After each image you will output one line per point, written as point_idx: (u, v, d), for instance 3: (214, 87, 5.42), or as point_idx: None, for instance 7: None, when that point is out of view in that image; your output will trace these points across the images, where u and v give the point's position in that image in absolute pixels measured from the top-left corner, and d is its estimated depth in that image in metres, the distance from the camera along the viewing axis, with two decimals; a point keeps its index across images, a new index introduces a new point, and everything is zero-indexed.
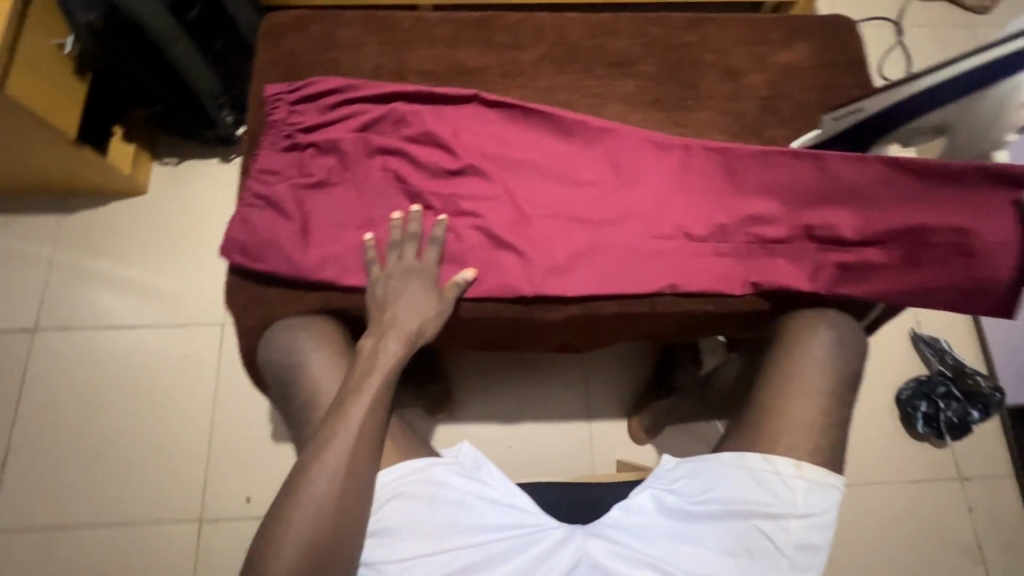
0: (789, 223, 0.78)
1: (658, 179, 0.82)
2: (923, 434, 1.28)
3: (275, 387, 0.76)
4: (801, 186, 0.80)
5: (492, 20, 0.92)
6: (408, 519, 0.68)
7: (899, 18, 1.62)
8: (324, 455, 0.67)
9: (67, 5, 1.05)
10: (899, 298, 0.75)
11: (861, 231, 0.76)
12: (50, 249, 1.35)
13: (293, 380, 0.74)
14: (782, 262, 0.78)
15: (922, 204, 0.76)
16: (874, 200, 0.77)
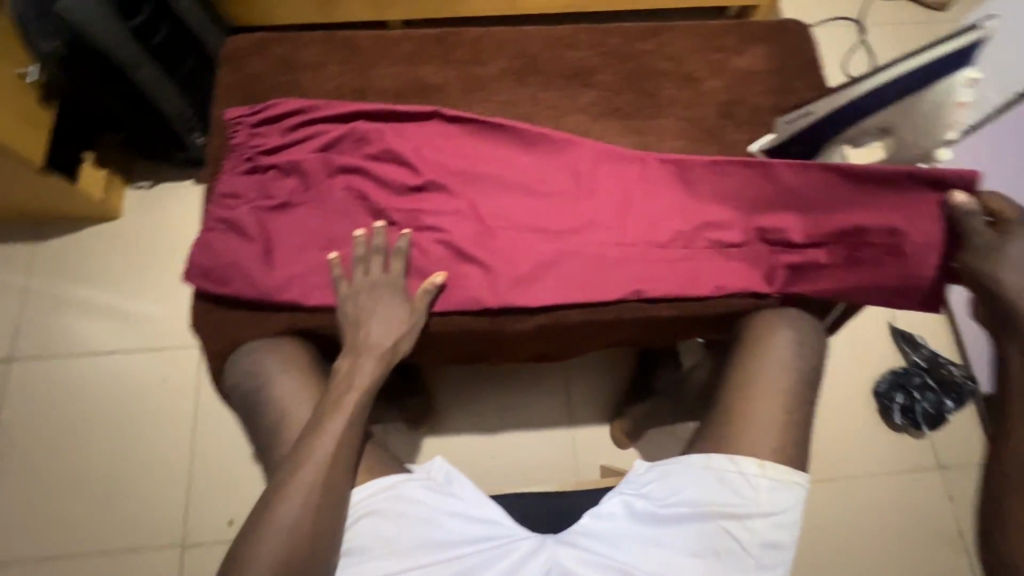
0: (742, 229, 0.80)
1: (618, 188, 0.84)
2: (902, 425, 1.29)
3: (245, 409, 0.76)
4: (751, 192, 0.81)
5: (451, 36, 0.93)
6: (378, 537, 0.68)
7: (860, 18, 1.65)
8: (291, 476, 0.67)
9: (30, 37, 1.06)
10: (843, 298, 0.78)
11: (808, 234, 0.79)
12: (22, 277, 1.34)
13: (262, 402, 0.75)
14: (738, 267, 0.80)
15: (861, 206, 0.78)
16: (820, 203, 0.79)
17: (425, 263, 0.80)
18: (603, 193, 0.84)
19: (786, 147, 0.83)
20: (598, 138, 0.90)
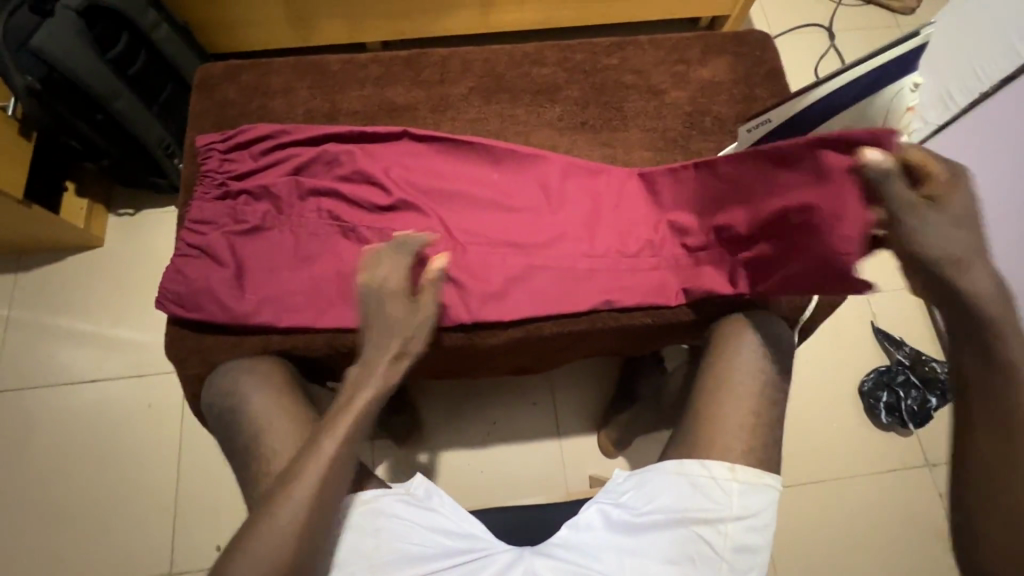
0: (705, 232, 0.82)
1: (584, 201, 0.86)
2: (888, 424, 1.30)
3: (219, 431, 0.76)
4: (707, 195, 0.82)
5: (418, 58, 0.95)
6: (356, 553, 0.68)
7: (829, 24, 1.69)
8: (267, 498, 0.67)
9: (5, 71, 1.06)
10: (789, 288, 0.73)
11: (751, 230, 0.77)
12: (5, 308, 1.34)
13: (235, 424, 0.74)
14: (708, 270, 0.81)
15: (787, 188, 0.73)
16: (759, 193, 0.76)
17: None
18: (566, 205, 0.85)
19: None
20: (566, 151, 0.91)
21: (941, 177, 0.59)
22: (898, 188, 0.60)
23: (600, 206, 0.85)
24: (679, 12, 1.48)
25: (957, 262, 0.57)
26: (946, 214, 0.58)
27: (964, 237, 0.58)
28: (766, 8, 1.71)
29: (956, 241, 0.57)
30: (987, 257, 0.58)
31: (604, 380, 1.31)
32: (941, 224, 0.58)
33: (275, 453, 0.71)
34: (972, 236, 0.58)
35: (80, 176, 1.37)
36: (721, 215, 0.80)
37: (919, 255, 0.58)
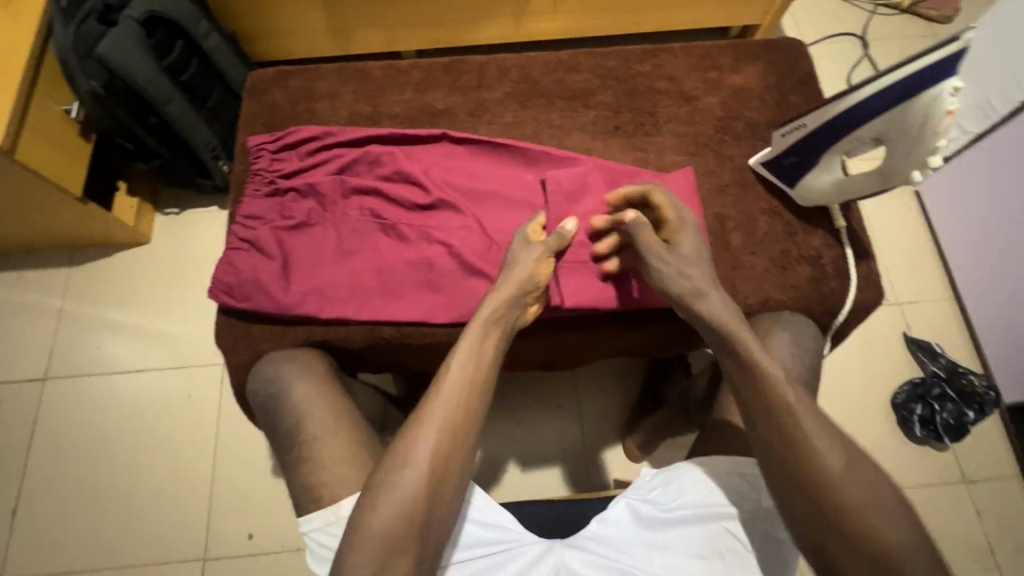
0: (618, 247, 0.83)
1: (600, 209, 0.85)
2: (922, 437, 1.27)
3: (263, 417, 0.80)
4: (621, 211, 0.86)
5: (457, 64, 0.98)
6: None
7: (862, 33, 1.68)
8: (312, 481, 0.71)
9: (71, 75, 1.12)
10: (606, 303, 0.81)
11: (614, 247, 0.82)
12: (60, 300, 1.42)
13: (279, 410, 0.78)
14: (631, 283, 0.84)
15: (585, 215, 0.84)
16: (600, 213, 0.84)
17: (434, 277, 0.83)
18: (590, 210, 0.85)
19: (783, 158, 0.86)
20: (599, 155, 0.93)
21: (684, 225, 0.79)
22: (645, 237, 0.77)
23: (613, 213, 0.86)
24: (710, 21, 1.49)
25: (690, 290, 0.74)
26: (683, 252, 0.77)
27: (695, 269, 0.76)
28: (798, 17, 1.71)
29: (692, 271, 0.75)
30: (711, 282, 0.75)
31: (628, 382, 1.31)
32: (682, 259, 0.76)
33: (316, 438, 0.74)
34: (702, 268, 0.76)
35: (130, 176, 1.43)
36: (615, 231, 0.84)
37: (665, 288, 0.76)
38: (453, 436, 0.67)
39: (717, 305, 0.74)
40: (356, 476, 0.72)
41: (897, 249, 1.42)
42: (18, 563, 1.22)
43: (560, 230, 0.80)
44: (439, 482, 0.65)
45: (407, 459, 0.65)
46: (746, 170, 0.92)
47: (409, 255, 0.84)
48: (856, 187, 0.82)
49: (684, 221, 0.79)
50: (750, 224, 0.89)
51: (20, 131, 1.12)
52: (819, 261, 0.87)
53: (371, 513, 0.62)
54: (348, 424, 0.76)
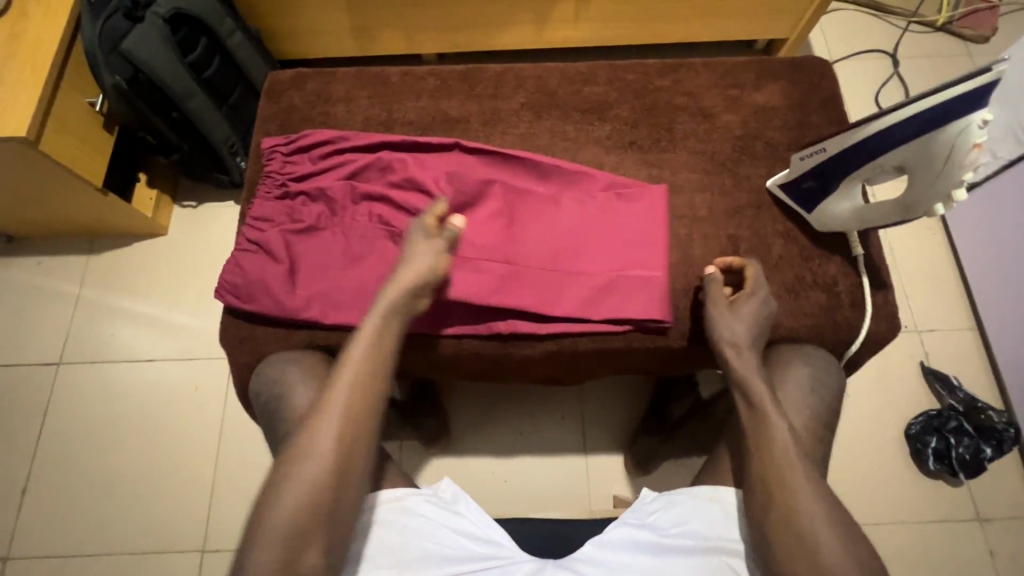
0: (506, 249, 0.84)
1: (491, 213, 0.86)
2: (936, 471, 1.23)
3: (263, 417, 0.80)
4: (511, 214, 0.87)
5: (474, 72, 0.98)
6: (381, 546, 0.69)
7: (892, 51, 1.64)
8: None
9: (96, 69, 1.14)
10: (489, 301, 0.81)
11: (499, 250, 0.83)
12: (77, 286, 1.45)
13: (278, 412, 0.78)
14: (520, 285, 0.83)
15: (477, 217, 0.85)
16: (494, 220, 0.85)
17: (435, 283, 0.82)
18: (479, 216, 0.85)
19: (801, 182, 0.84)
20: (612, 169, 0.92)
21: (761, 291, 0.81)
22: (715, 289, 0.82)
23: (504, 217, 0.86)
24: (735, 34, 1.47)
25: (729, 340, 0.78)
26: (750, 311, 0.79)
27: (744, 327, 0.78)
28: (827, 32, 1.67)
29: (743, 329, 0.78)
30: (753, 343, 0.78)
31: (634, 399, 1.29)
32: (740, 316, 0.79)
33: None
34: (754, 329, 0.79)
35: (151, 167, 1.46)
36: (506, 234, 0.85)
37: (712, 336, 0.80)
38: (354, 428, 0.68)
39: (750, 363, 0.77)
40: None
41: (918, 275, 1.37)
42: (25, 543, 1.25)
43: (451, 224, 0.79)
44: (344, 477, 0.66)
45: (308, 452, 0.65)
46: (763, 191, 0.90)
47: None
48: (874, 217, 0.80)
49: (762, 287, 0.81)
50: (764, 247, 0.87)
51: (46, 123, 1.15)
52: (834, 288, 0.84)
53: (271, 505, 0.62)
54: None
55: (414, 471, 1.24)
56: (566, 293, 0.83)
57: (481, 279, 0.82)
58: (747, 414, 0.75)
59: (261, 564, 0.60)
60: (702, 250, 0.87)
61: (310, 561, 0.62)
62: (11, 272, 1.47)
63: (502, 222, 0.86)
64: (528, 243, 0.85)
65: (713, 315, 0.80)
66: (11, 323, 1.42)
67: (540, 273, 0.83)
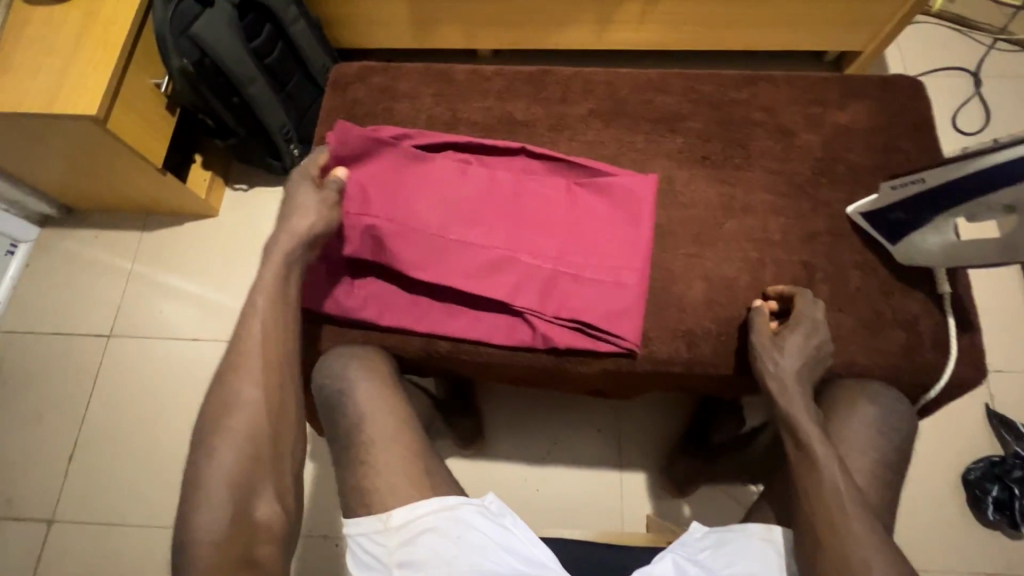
0: (400, 209, 0.82)
1: (385, 169, 0.84)
2: (994, 521, 1.15)
3: (323, 412, 0.79)
4: (409, 174, 0.85)
5: (542, 74, 0.95)
6: (437, 557, 0.66)
7: (976, 69, 1.54)
8: (364, 485, 0.71)
9: (164, 51, 1.15)
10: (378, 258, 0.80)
11: (394, 211, 0.82)
12: (130, 261, 1.48)
13: (340, 409, 0.77)
14: (405, 244, 0.81)
15: (374, 175, 0.84)
16: (389, 177, 0.84)
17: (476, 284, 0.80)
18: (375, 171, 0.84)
19: (888, 213, 0.79)
20: (682, 185, 0.88)
21: (815, 322, 0.77)
22: (761, 320, 0.78)
23: (400, 178, 0.84)
24: (807, 44, 1.40)
25: (774, 375, 0.75)
26: (799, 343, 0.75)
27: (791, 361, 0.75)
28: (903, 46, 1.58)
29: (791, 362, 0.75)
30: (801, 378, 0.75)
31: (674, 418, 1.25)
32: (789, 348, 0.75)
33: (373, 442, 0.73)
34: (802, 363, 0.75)
35: (207, 150, 1.48)
36: (399, 193, 0.83)
37: (757, 368, 0.77)
38: (275, 389, 0.72)
39: (798, 399, 0.73)
40: (407, 488, 0.70)
41: (989, 312, 1.29)
42: (69, 508, 1.29)
43: (334, 176, 0.81)
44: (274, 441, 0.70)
45: (260, 423, 0.70)
46: (842, 218, 0.85)
47: (460, 261, 0.81)
48: (970, 255, 0.74)
49: (818, 318, 0.77)
50: (840, 277, 0.82)
51: (114, 102, 1.17)
52: (915, 326, 0.79)
53: (242, 484, 0.66)
54: (409, 435, 0.75)
55: (455, 468, 1.23)
56: (452, 261, 0.81)
57: (371, 237, 0.81)
58: (793, 449, 0.72)
59: (209, 521, 0.64)
60: (773, 276, 0.83)
61: (264, 510, 0.67)
62: (70, 243, 1.51)
63: (397, 181, 0.84)
64: (421, 203, 0.83)
65: (759, 347, 0.77)
66: (67, 294, 1.46)
67: (432, 236, 0.82)
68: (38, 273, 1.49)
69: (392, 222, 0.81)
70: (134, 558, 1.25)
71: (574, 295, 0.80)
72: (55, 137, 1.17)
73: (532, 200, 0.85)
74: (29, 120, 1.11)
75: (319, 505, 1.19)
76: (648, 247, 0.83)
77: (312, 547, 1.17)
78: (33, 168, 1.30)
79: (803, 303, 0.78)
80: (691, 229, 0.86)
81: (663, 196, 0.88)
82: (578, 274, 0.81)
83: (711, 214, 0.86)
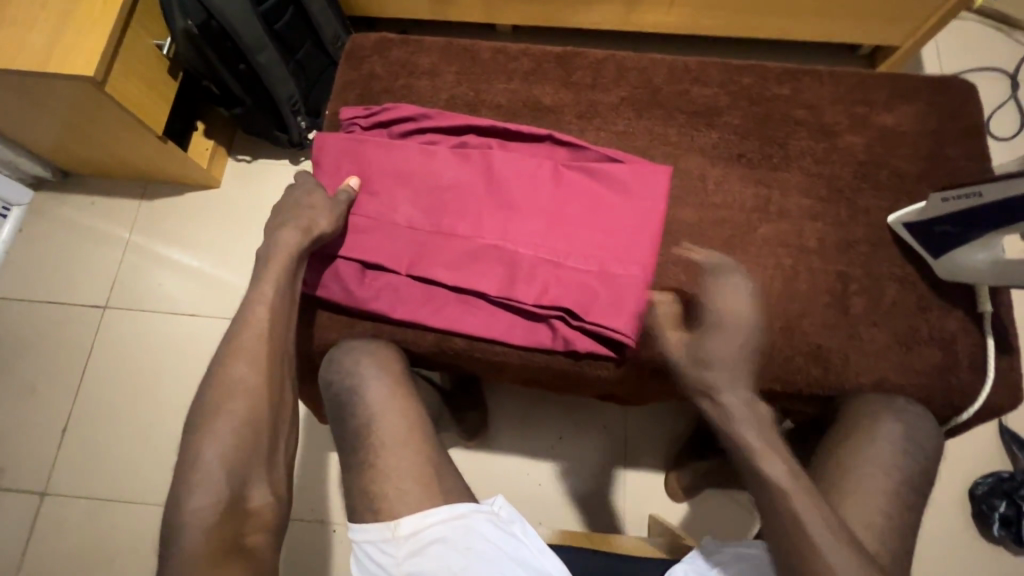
0: (393, 205, 0.80)
1: (381, 163, 0.81)
2: (999, 537, 1.12)
3: (331, 412, 0.76)
4: (406, 168, 0.81)
5: (572, 57, 0.90)
6: (447, 569, 0.63)
7: (1016, 71, 1.47)
8: (373, 487, 0.68)
9: (169, 13, 1.07)
10: (368, 259, 0.78)
11: (389, 208, 0.79)
12: (127, 231, 1.43)
13: (350, 408, 0.74)
14: (393, 244, 0.78)
15: (369, 170, 0.81)
16: (384, 172, 0.81)
17: (485, 279, 0.77)
18: (362, 166, 0.82)
19: (934, 226, 0.75)
20: (714, 183, 0.83)
21: (733, 306, 0.67)
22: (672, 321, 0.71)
23: (394, 173, 0.81)
24: (843, 36, 1.33)
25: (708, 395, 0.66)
26: (722, 331, 0.66)
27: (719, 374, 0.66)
28: (940, 44, 1.51)
29: (718, 355, 0.65)
30: (737, 392, 0.65)
31: (680, 419, 1.22)
32: (714, 338, 0.66)
33: (383, 444, 0.70)
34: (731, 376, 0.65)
35: (210, 117, 1.41)
36: (392, 191, 0.80)
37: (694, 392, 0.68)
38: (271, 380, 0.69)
39: (744, 416, 0.65)
40: (420, 494, 0.67)
41: None
42: (61, 482, 1.26)
43: (346, 187, 0.79)
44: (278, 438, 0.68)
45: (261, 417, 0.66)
46: (883, 227, 0.80)
47: (469, 254, 0.77)
48: (1017, 275, 0.70)
49: (736, 301, 0.68)
50: (877, 290, 0.78)
51: (112, 63, 1.10)
52: (953, 346, 0.76)
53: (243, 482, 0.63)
54: (418, 437, 0.72)
55: (457, 458, 1.21)
56: (439, 255, 0.77)
57: (365, 236, 0.78)
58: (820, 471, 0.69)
59: (203, 503, 0.61)
60: (807, 285, 0.79)
61: (259, 494, 0.64)
62: (65, 209, 1.45)
63: (394, 176, 0.81)
64: (412, 200, 0.80)
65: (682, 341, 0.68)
66: (62, 261, 1.41)
67: (425, 235, 0.78)
68: (32, 238, 1.43)
69: (387, 221, 0.79)
70: (125, 535, 1.23)
71: (570, 290, 0.76)
72: (49, 98, 1.10)
73: (522, 186, 0.80)
74: (22, 79, 1.05)
75: (317, 491, 1.16)
76: (657, 241, 0.78)
77: (307, 533, 1.14)
78: (25, 128, 1.24)
79: (724, 287, 0.70)
80: (722, 231, 0.81)
81: (694, 195, 0.83)
82: (573, 269, 0.77)
83: (745, 216, 0.82)
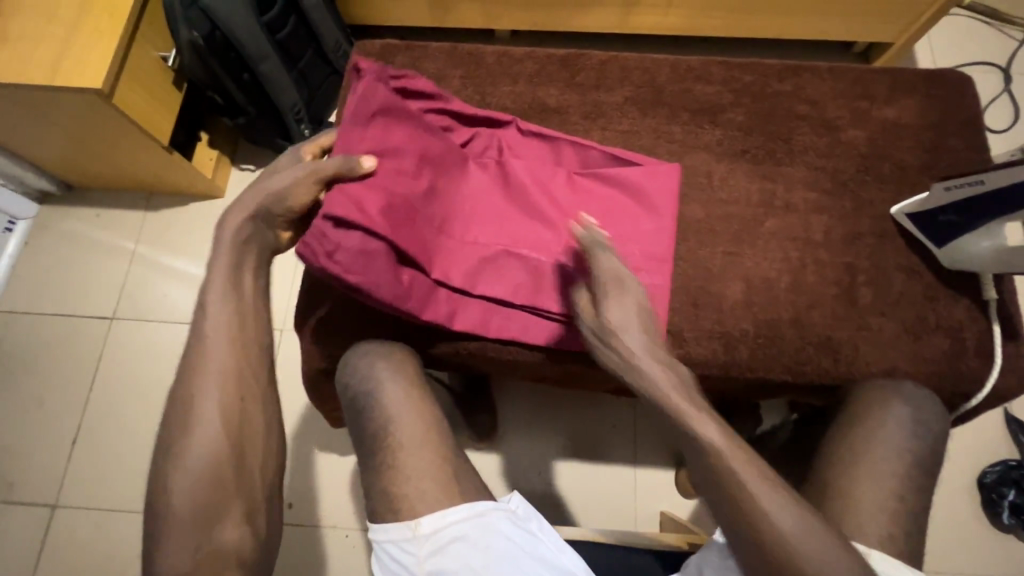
0: (421, 198, 0.76)
1: (407, 152, 0.77)
2: (1009, 525, 1.12)
3: (349, 415, 0.77)
4: (430, 163, 0.79)
5: (575, 59, 0.91)
6: (466, 567, 0.63)
7: (1007, 64, 1.49)
8: (392, 489, 0.69)
9: (174, 23, 1.09)
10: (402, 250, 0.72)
11: (419, 198, 0.76)
12: (133, 242, 1.43)
13: (366, 413, 0.75)
14: (424, 240, 0.75)
15: (394, 156, 0.76)
16: (409, 160, 0.77)
17: (512, 282, 0.78)
18: (379, 140, 0.77)
19: (938, 216, 0.76)
20: (720, 180, 0.85)
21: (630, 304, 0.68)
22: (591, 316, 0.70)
23: (419, 165, 0.78)
24: (838, 34, 1.34)
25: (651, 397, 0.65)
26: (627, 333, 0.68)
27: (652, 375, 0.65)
28: (932, 40, 1.53)
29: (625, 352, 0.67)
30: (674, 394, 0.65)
31: None
32: (610, 311, 0.68)
33: (401, 445, 0.71)
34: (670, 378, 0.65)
35: (213, 128, 1.42)
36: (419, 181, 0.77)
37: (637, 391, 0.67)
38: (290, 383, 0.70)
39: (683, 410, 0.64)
40: (437, 493, 0.68)
41: None
42: (72, 494, 1.26)
43: (357, 161, 0.73)
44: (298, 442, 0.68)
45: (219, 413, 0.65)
46: (887, 219, 0.82)
47: (495, 257, 0.78)
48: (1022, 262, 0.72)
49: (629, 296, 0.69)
50: (884, 280, 0.79)
51: (119, 76, 1.11)
52: (959, 334, 0.77)
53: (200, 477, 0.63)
54: (436, 437, 0.72)
55: (472, 459, 1.21)
56: (466, 258, 0.78)
57: (397, 225, 0.73)
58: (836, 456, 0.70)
59: None
60: (815, 277, 0.80)
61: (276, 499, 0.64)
62: (71, 221, 1.46)
63: (419, 167, 0.78)
64: (436, 196, 0.78)
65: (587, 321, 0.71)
66: (68, 274, 1.42)
67: (451, 236, 0.78)
68: (38, 252, 1.44)
69: (416, 212, 0.75)
70: (136, 547, 1.22)
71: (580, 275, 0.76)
72: (57, 112, 1.11)
73: (543, 190, 0.81)
74: (30, 93, 1.06)
75: (329, 497, 1.16)
76: (668, 240, 0.80)
77: (319, 539, 1.14)
78: (31, 142, 1.24)
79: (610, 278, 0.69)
80: (729, 226, 0.83)
81: (701, 192, 0.84)
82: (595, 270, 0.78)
83: (751, 211, 0.83)
